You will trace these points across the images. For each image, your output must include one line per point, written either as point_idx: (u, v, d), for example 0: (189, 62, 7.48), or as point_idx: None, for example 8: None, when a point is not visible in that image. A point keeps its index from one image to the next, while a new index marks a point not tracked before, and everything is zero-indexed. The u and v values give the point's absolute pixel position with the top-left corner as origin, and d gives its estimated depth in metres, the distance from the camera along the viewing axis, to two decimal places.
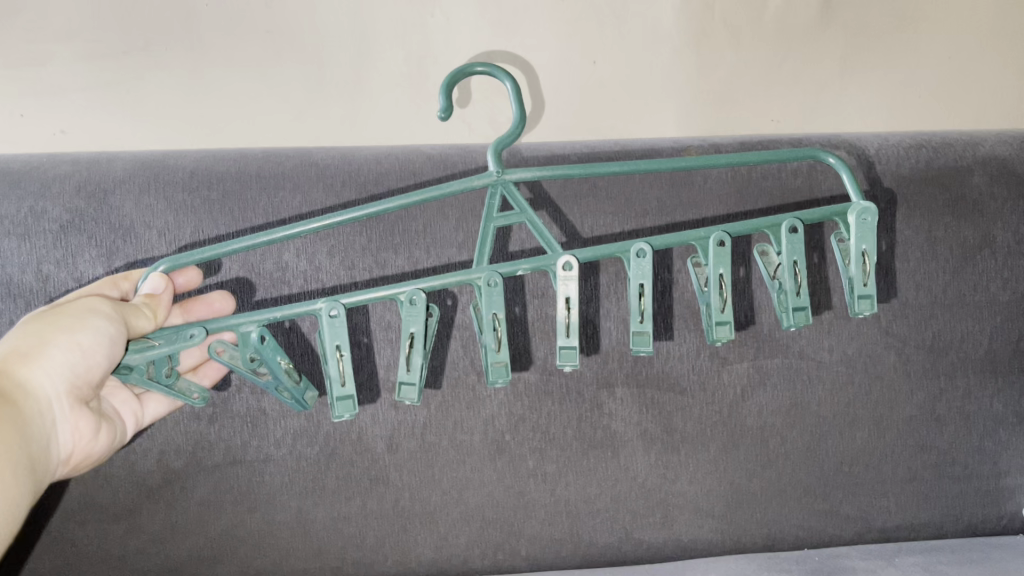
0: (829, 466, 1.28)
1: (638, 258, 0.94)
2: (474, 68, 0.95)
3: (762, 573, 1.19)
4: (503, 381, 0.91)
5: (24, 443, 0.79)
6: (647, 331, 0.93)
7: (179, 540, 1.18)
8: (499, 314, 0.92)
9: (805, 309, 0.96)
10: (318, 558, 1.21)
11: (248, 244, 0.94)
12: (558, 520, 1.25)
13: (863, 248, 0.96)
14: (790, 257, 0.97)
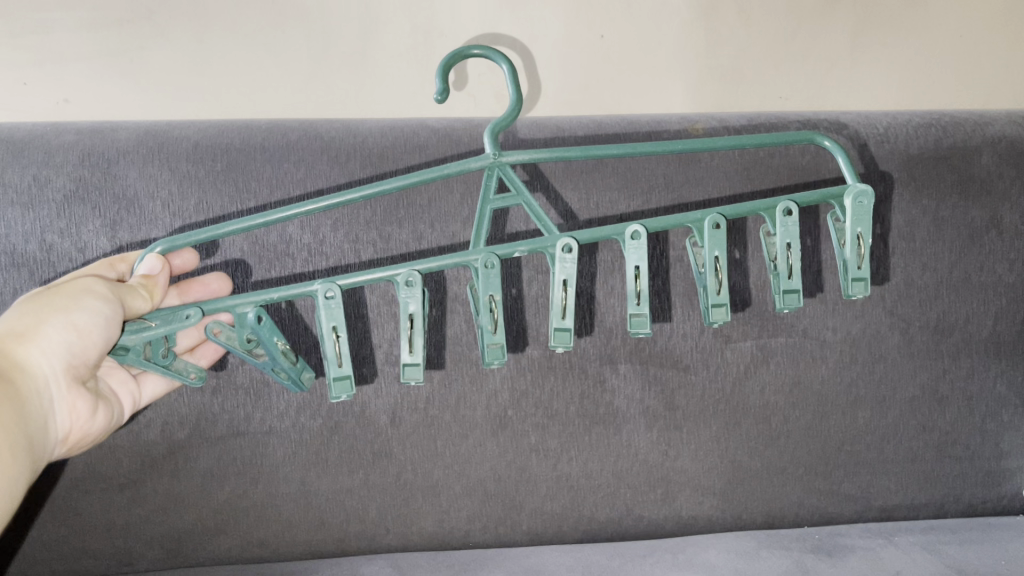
0: (831, 445, 1.28)
1: (632, 240, 0.95)
2: (471, 50, 0.93)
3: (762, 550, 1.20)
4: (499, 362, 0.92)
5: (22, 424, 0.79)
6: (643, 313, 0.94)
7: (182, 511, 1.19)
8: (496, 295, 0.93)
9: (796, 292, 0.96)
10: (320, 529, 1.22)
11: (244, 225, 0.93)
12: (559, 495, 1.26)
13: (857, 230, 0.97)
14: (784, 240, 0.97)
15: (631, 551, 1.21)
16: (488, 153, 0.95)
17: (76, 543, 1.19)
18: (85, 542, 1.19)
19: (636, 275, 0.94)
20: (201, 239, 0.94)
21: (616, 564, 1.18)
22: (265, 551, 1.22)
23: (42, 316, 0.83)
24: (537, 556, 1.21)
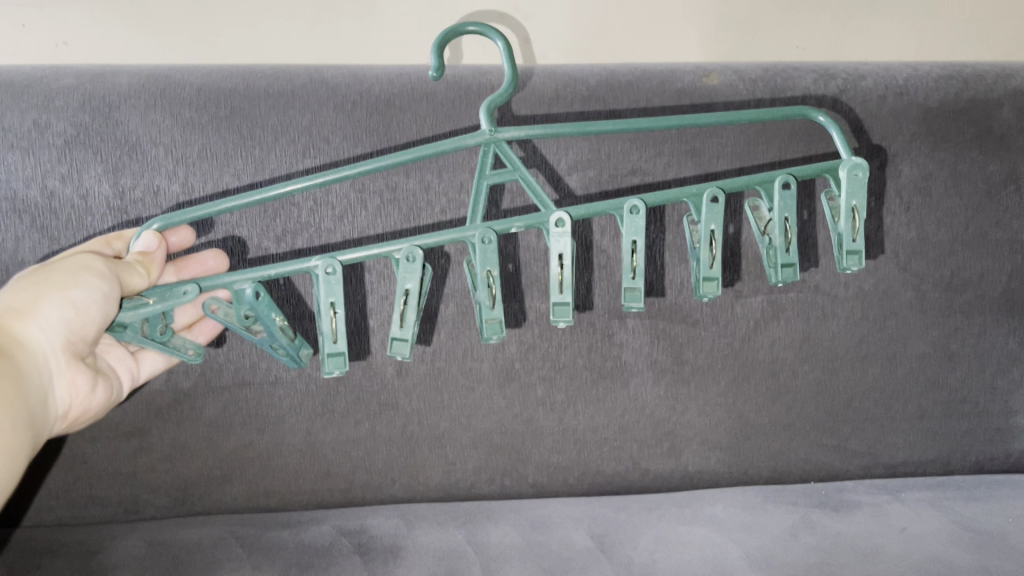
0: (839, 401, 1.28)
1: (632, 215, 0.93)
2: (466, 27, 0.95)
3: (768, 504, 1.19)
4: (497, 338, 0.92)
5: (21, 400, 0.80)
6: (638, 287, 0.94)
7: (189, 460, 1.19)
8: (494, 271, 0.92)
9: (793, 266, 0.97)
10: (326, 480, 1.22)
11: (241, 203, 0.94)
12: (565, 448, 1.25)
13: (852, 204, 0.98)
14: (781, 213, 0.97)
15: (638, 503, 1.21)
16: (484, 129, 0.96)
17: (82, 492, 1.19)
18: (91, 491, 1.19)
19: (632, 249, 0.94)
20: (198, 216, 0.94)
21: (622, 516, 1.17)
22: (271, 501, 1.22)
23: (39, 292, 0.83)
24: (545, 509, 1.20)
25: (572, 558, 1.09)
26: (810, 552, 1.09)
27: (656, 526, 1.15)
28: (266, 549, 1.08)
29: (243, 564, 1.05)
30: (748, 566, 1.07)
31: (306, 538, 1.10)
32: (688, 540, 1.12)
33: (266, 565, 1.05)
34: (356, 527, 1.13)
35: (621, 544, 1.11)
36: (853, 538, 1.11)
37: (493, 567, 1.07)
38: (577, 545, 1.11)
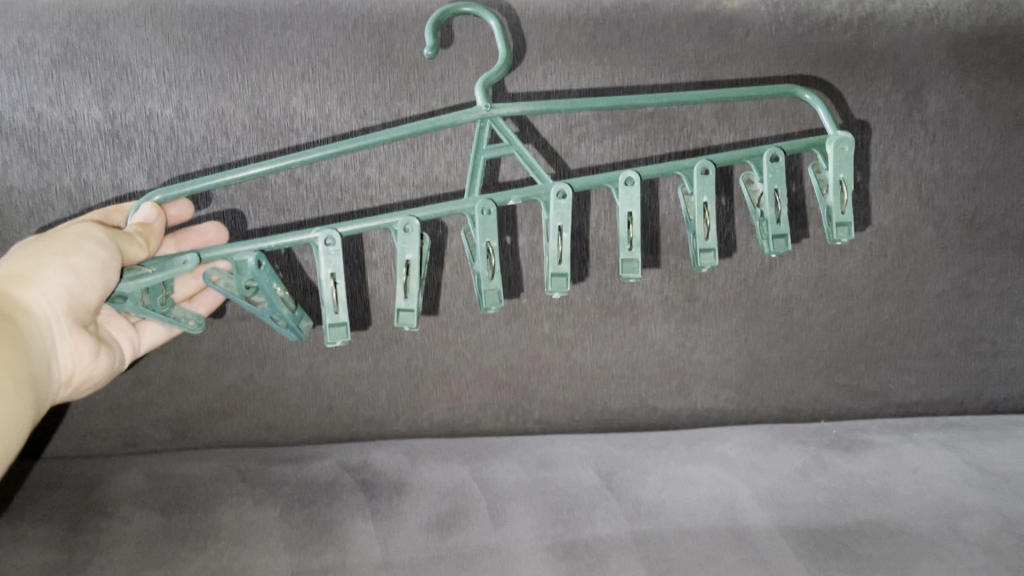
0: (853, 340, 1.24)
1: (626, 186, 0.93)
2: (460, 8, 0.92)
3: (779, 443, 1.17)
4: (497, 308, 0.92)
5: (24, 364, 0.79)
6: (636, 259, 0.93)
7: (188, 393, 1.16)
8: (494, 242, 0.91)
9: (784, 237, 0.97)
10: (329, 415, 1.20)
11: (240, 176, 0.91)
12: (572, 384, 1.23)
13: (840, 176, 0.98)
14: (772, 186, 0.97)
15: (645, 441, 1.18)
16: (480, 104, 0.93)
17: (81, 424, 1.17)
18: (90, 423, 1.17)
19: (628, 221, 0.93)
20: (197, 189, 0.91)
21: (629, 455, 1.15)
22: (272, 435, 1.20)
23: (41, 256, 0.82)
24: (550, 446, 1.17)
25: (579, 496, 1.07)
26: (820, 493, 1.07)
27: (664, 465, 1.13)
28: (267, 484, 1.06)
29: (244, 499, 1.03)
30: (758, 505, 1.05)
31: (309, 472, 1.08)
32: (696, 479, 1.10)
33: (267, 501, 1.03)
34: (359, 463, 1.11)
35: (629, 483, 1.09)
36: (864, 479, 1.09)
37: (499, 505, 1.05)
38: (584, 483, 1.09)
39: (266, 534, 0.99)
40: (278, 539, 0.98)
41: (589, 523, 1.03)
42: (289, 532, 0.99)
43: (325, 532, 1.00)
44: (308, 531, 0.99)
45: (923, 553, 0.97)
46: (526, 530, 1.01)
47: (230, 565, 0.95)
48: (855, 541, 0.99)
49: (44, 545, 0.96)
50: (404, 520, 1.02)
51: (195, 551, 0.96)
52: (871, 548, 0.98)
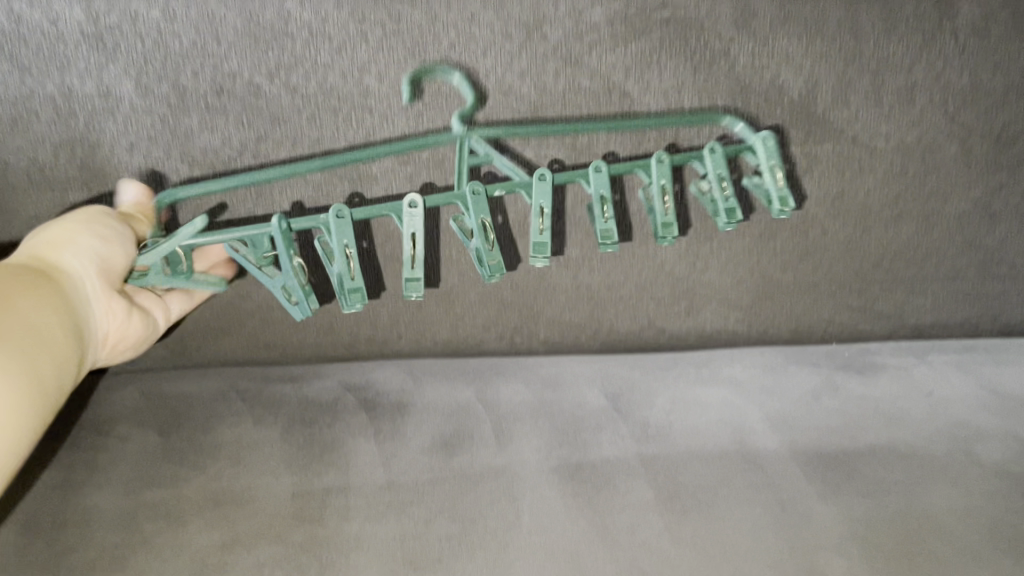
0: (869, 261, 1.21)
1: (596, 172, 1.02)
2: (437, 69, 1.02)
3: (790, 365, 1.15)
4: (502, 274, 0.95)
5: (66, 322, 0.80)
6: (611, 229, 1.01)
7: (183, 311, 1.12)
8: (487, 218, 0.95)
9: (735, 210, 1.02)
10: (329, 333, 1.16)
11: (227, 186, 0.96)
12: (579, 304, 1.19)
13: (772, 163, 1.04)
14: (715, 172, 1.03)
15: (653, 362, 1.15)
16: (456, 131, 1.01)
17: None
18: None
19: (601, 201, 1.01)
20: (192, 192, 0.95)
21: (637, 376, 1.12)
22: (270, 354, 1.17)
23: (74, 225, 0.86)
24: (556, 366, 1.14)
25: (586, 418, 1.05)
26: (832, 416, 1.05)
27: (673, 387, 1.10)
28: (268, 403, 1.03)
29: (243, 419, 1.01)
30: (769, 428, 1.03)
31: (309, 393, 1.06)
32: (706, 402, 1.07)
33: (267, 420, 1.01)
34: (361, 383, 1.08)
35: (637, 405, 1.07)
36: (877, 401, 1.07)
37: (504, 426, 1.03)
38: (591, 405, 1.07)
39: (267, 453, 0.97)
40: (279, 459, 0.96)
41: (597, 445, 1.00)
42: (290, 452, 0.97)
43: (327, 452, 0.97)
44: (310, 452, 0.97)
45: (937, 476, 0.96)
46: (532, 450, 0.99)
47: (230, 483, 0.93)
48: (867, 464, 0.97)
49: (39, 464, 0.94)
50: (407, 440, 1.00)
51: (195, 471, 0.94)
52: (884, 471, 0.96)
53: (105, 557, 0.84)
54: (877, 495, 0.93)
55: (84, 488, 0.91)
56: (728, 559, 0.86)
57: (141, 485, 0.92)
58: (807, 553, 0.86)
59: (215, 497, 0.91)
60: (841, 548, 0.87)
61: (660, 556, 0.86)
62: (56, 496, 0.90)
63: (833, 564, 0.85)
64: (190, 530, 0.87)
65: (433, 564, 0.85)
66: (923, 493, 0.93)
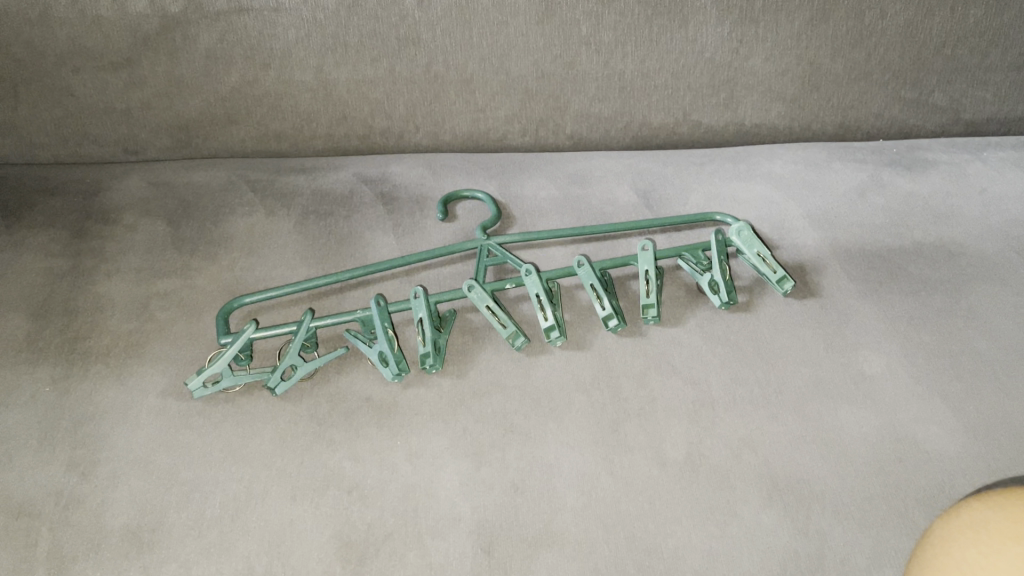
0: (928, 48, 1.03)
1: (642, 250, 0.84)
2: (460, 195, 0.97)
3: (835, 162, 1.05)
4: (532, 271, 0.81)
5: None
6: (650, 249, 0.84)
7: (188, 95, 0.97)
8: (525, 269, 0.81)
9: (780, 280, 0.85)
10: (342, 124, 1.01)
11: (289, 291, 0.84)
12: (610, 96, 1.02)
13: (771, 262, 0.85)
14: (751, 250, 0.86)
15: (687, 158, 1.05)
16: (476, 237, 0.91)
17: (73, 129, 0.98)
18: (85, 128, 0.98)
19: (644, 279, 0.83)
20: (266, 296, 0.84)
21: (670, 172, 1.03)
22: (282, 146, 1.02)
23: None
24: (584, 162, 1.04)
25: (614, 215, 0.98)
26: (879, 214, 0.98)
27: (707, 183, 1.02)
28: (279, 195, 0.97)
29: (255, 211, 0.96)
30: (809, 226, 0.96)
31: (324, 184, 0.99)
32: (743, 199, 1.00)
33: (280, 212, 0.96)
34: (378, 175, 1.01)
35: (669, 201, 0.99)
36: (926, 198, 1.00)
37: (528, 224, 0.97)
38: (620, 201, 0.99)
39: (282, 244, 0.92)
40: (294, 250, 0.92)
41: (625, 240, 0.94)
42: (305, 243, 0.93)
43: (344, 246, 0.93)
44: (325, 245, 0.93)
45: (986, 276, 0.91)
46: (558, 246, 0.93)
47: (243, 275, 0.89)
48: (913, 264, 0.92)
49: (47, 252, 0.90)
50: (427, 236, 0.95)
51: (207, 260, 0.90)
52: (930, 269, 0.91)
53: (121, 343, 0.82)
54: (920, 294, 0.88)
55: (95, 276, 0.88)
56: (762, 354, 0.82)
57: (153, 275, 0.88)
58: (845, 352, 0.83)
59: (228, 289, 0.88)
60: (880, 346, 0.83)
61: (692, 351, 0.82)
62: (66, 282, 0.87)
63: (873, 362, 0.82)
64: (205, 320, 0.84)
65: (458, 358, 0.81)
66: (969, 292, 0.89)
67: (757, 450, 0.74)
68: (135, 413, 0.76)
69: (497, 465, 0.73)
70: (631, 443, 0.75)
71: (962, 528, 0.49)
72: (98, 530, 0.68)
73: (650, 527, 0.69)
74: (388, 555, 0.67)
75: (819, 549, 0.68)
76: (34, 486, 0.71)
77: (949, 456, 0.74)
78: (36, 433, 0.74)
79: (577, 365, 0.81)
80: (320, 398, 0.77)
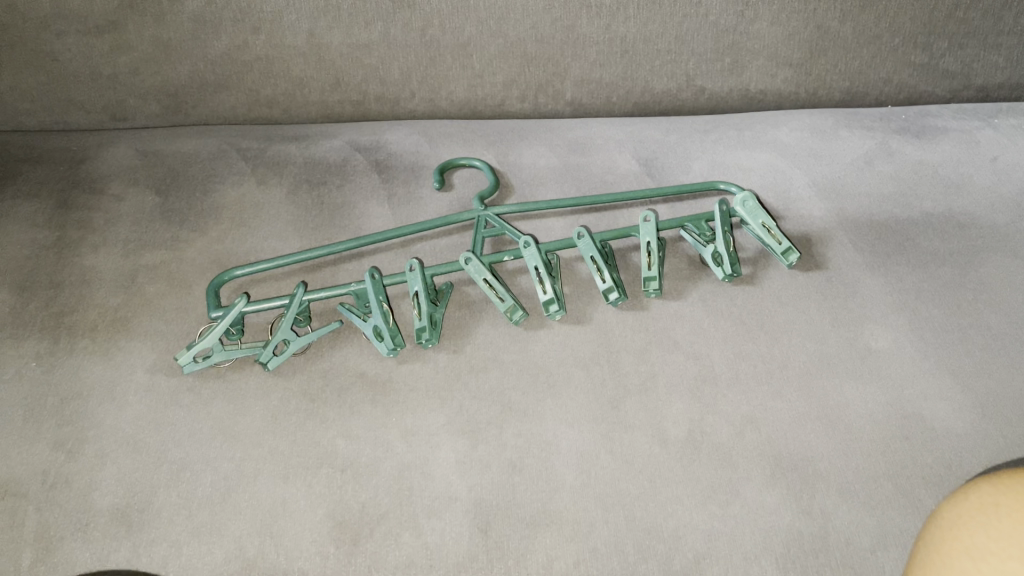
0: (940, 10, 0.99)
1: (643, 221, 0.82)
2: (457, 164, 0.94)
3: (842, 130, 1.01)
4: (530, 242, 0.79)
5: None
6: (652, 220, 0.82)
7: (176, 61, 0.94)
8: (525, 240, 0.79)
9: (786, 251, 0.82)
10: (336, 90, 0.98)
11: (285, 262, 0.82)
12: (611, 61, 0.99)
13: (776, 233, 0.83)
14: (756, 221, 0.84)
15: (690, 125, 1.02)
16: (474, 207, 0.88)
17: (59, 95, 0.95)
18: (71, 94, 0.95)
19: (646, 251, 0.81)
20: (262, 267, 0.82)
21: (672, 140, 1.00)
22: (274, 113, 0.99)
23: None
24: (585, 129, 1.01)
25: (615, 183, 0.95)
26: (887, 183, 0.95)
27: (711, 151, 0.99)
28: (271, 164, 0.95)
29: (246, 180, 0.93)
30: (815, 196, 0.94)
31: (317, 153, 0.96)
32: (748, 168, 0.97)
33: (272, 182, 0.93)
34: (372, 143, 0.98)
35: (672, 170, 0.97)
36: (935, 167, 0.97)
37: (527, 194, 0.95)
38: (621, 170, 0.96)
39: (273, 215, 0.90)
40: (286, 221, 0.90)
41: (626, 211, 0.92)
42: (297, 213, 0.90)
43: (337, 216, 0.90)
44: (318, 215, 0.90)
45: (997, 247, 0.88)
46: (557, 217, 0.91)
47: (234, 247, 0.87)
48: (922, 235, 0.89)
49: (32, 222, 0.88)
50: (423, 205, 0.92)
51: (197, 231, 0.88)
52: (940, 241, 0.89)
53: (109, 318, 0.79)
54: (929, 266, 0.86)
55: (82, 248, 0.85)
56: (766, 328, 0.80)
57: (141, 246, 0.86)
58: (852, 326, 0.80)
59: (219, 260, 0.86)
60: (886, 320, 0.81)
61: (694, 326, 0.80)
62: (51, 254, 0.85)
63: (880, 337, 0.80)
64: (196, 293, 0.82)
65: (455, 332, 0.79)
66: (979, 264, 0.86)
67: (760, 428, 0.73)
68: (123, 389, 0.74)
69: (494, 443, 0.71)
70: (632, 420, 0.73)
71: (972, 517, 0.47)
72: (85, 510, 0.67)
73: (650, 506, 0.68)
74: (383, 535, 0.66)
75: (823, 529, 0.67)
76: (21, 465, 0.69)
77: (957, 433, 0.73)
78: (22, 411, 0.72)
79: (576, 339, 0.79)
80: (313, 374, 0.76)
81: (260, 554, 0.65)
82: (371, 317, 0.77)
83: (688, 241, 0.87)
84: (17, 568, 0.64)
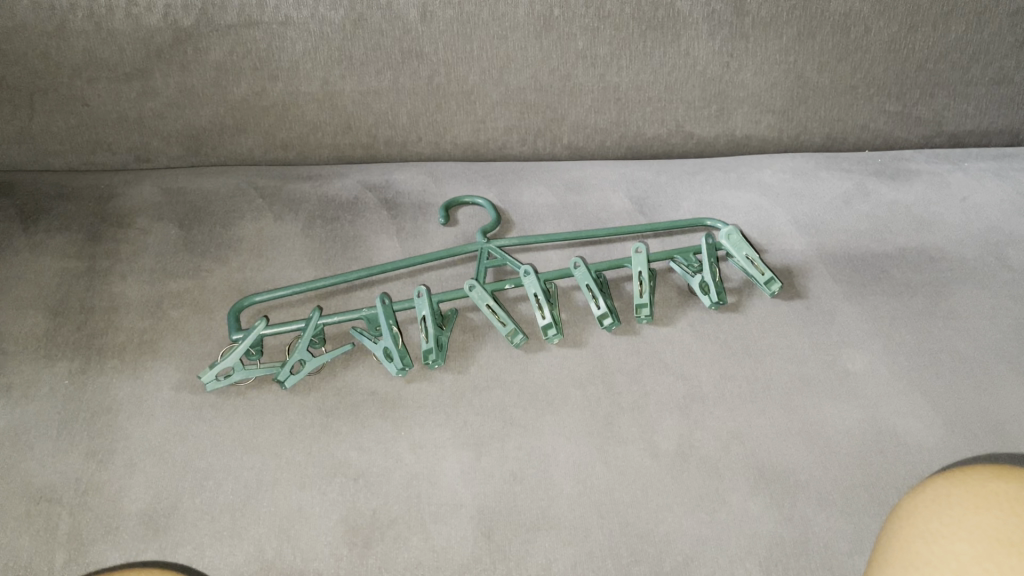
0: (910, 63, 1.07)
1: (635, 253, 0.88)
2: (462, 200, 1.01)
3: (822, 172, 1.08)
4: (529, 270, 0.85)
5: None
6: (644, 251, 0.88)
7: (199, 106, 1.00)
8: (526, 271, 0.85)
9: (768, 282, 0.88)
10: (348, 133, 1.05)
11: (301, 289, 0.88)
12: (605, 108, 1.06)
13: (758, 263, 0.89)
14: (740, 253, 0.90)
15: (680, 167, 1.09)
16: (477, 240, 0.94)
17: (87, 137, 1.01)
18: (99, 136, 1.01)
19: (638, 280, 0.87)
20: (280, 293, 0.88)
21: (663, 181, 1.07)
22: (289, 154, 1.06)
23: None
24: (581, 170, 1.08)
25: (609, 220, 1.02)
26: (863, 220, 1.02)
27: (699, 191, 1.06)
28: (287, 200, 1.01)
29: (263, 215, 0.99)
30: (796, 231, 1.00)
31: (330, 190, 1.03)
32: (733, 206, 1.04)
33: (287, 217, 0.99)
34: (381, 182, 1.05)
35: (662, 208, 1.03)
36: (909, 206, 1.04)
37: (526, 229, 1.01)
38: (614, 207, 1.03)
39: (289, 247, 0.96)
40: (301, 252, 0.96)
41: (620, 245, 0.98)
42: (311, 245, 0.96)
43: (349, 248, 0.96)
44: (331, 248, 0.97)
45: (966, 280, 0.95)
46: (555, 249, 0.97)
47: (253, 276, 0.93)
48: (895, 268, 0.96)
49: (63, 253, 0.93)
50: (429, 239, 0.98)
51: (217, 262, 0.94)
52: (912, 273, 0.95)
53: (137, 340, 0.85)
54: (902, 296, 0.92)
55: (110, 277, 0.91)
56: (750, 351, 0.86)
57: (165, 275, 0.92)
58: (830, 350, 0.86)
59: (238, 288, 0.92)
60: (863, 345, 0.87)
61: (683, 349, 0.86)
62: (81, 282, 0.90)
63: (857, 360, 0.85)
64: (218, 319, 0.88)
65: (459, 355, 0.85)
66: (950, 293, 0.93)
67: (745, 442, 0.78)
68: (150, 405, 0.80)
69: (497, 455, 0.76)
70: (625, 435, 0.78)
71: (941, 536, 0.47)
72: (115, 515, 0.72)
73: (642, 513, 0.73)
74: (393, 538, 0.70)
75: (804, 534, 0.72)
76: (55, 473, 0.74)
77: (928, 448, 0.78)
78: (55, 425, 0.77)
79: (572, 361, 0.84)
80: (327, 392, 0.81)
81: (278, 556, 0.69)
82: (381, 339, 0.82)
83: (677, 272, 0.93)
84: (52, 567, 0.69)
